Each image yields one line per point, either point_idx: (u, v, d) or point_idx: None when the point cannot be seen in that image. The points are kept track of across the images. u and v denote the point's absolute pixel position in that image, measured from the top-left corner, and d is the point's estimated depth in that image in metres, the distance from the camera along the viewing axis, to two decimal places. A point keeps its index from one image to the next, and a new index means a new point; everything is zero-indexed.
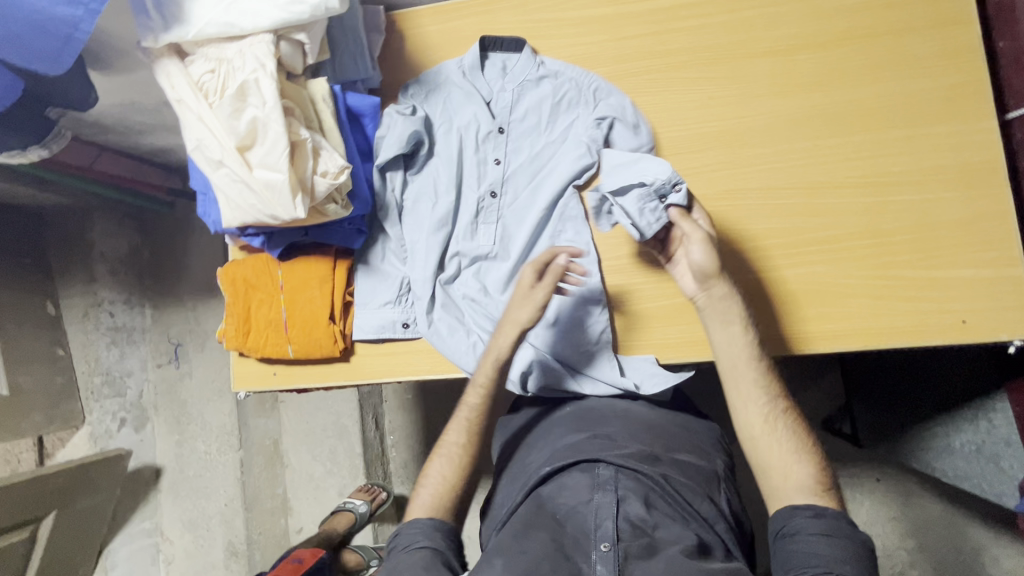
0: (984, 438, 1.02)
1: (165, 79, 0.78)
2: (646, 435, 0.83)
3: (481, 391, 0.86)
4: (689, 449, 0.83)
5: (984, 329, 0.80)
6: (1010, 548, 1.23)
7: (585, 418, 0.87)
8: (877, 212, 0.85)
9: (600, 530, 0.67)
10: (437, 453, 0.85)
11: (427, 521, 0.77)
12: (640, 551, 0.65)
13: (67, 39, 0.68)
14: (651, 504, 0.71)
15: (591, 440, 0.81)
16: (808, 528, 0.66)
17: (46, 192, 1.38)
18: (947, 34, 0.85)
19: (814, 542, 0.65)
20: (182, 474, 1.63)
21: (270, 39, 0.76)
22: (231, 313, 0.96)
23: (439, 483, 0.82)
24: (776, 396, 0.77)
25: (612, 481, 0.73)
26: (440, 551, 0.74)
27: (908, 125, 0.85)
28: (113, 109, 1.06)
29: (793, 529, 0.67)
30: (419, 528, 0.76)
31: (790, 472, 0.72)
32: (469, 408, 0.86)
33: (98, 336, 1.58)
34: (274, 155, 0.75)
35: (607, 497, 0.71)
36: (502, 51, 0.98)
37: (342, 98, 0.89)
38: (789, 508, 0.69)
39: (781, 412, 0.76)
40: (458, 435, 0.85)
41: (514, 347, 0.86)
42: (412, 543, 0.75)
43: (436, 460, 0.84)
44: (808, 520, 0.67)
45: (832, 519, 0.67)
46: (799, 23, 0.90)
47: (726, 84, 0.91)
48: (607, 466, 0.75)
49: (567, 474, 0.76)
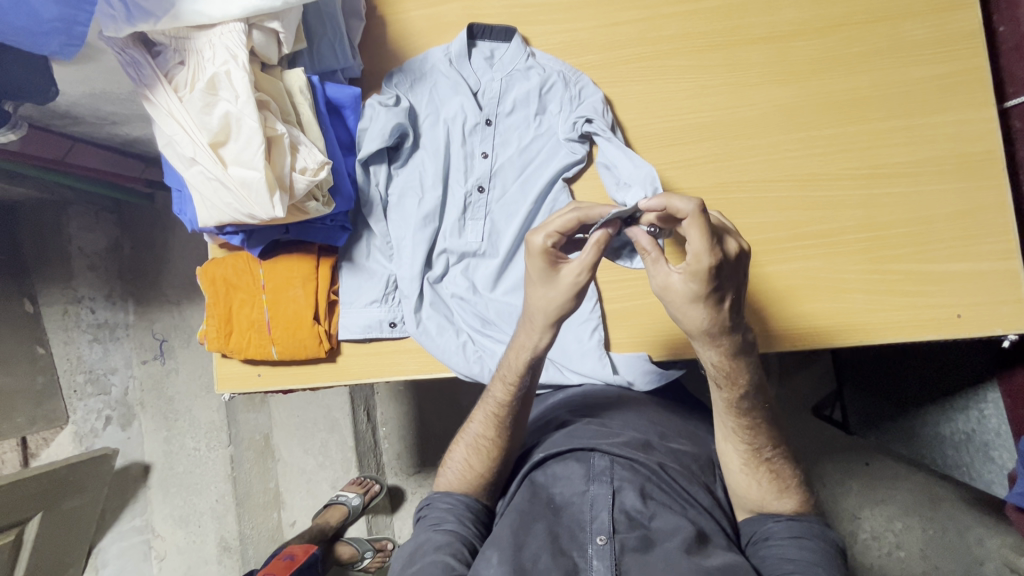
0: (974, 427, 1.03)
1: (131, 72, 0.74)
2: (642, 422, 0.81)
3: (511, 388, 0.78)
4: (682, 434, 0.82)
5: (978, 323, 0.79)
6: (995, 529, 1.25)
7: (579, 404, 0.86)
8: (873, 205, 0.83)
9: (597, 521, 0.67)
10: (461, 437, 0.82)
11: (456, 499, 0.77)
12: (637, 544, 0.65)
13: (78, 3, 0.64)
14: (648, 494, 0.70)
15: (587, 426, 0.79)
16: (778, 533, 0.69)
17: (18, 186, 1.32)
18: (947, 19, 0.83)
19: (785, 544, 0.68)
20: (172, 470, 1.61)
21: (242, 28, 0.73)
22: (211, 315, 0.93)
23: (463, 469, 0.79)
24: (761, 439, 0.73)
25: (608, 472, 0.71)
26: (469, 535, 0.74)
27: (906, 114, 0.83)
28: (83, 99, 1.01)
29: (764, 535, 0.70)
30: (452, 506, 0.76)
31: (767, 501, 0.73)
32: (495, 401, 0.79)
33: (80, 333, 1.55)
34: (249, 152, 0.72)
35: (603, 488, 0.70)
36: (490, 39, 0.94)
37: (320, 90, 0.85)
38: (758, 517, 0.73)
39: (764, 454, 0.73)
40: (485, 425, 0.79)
41: (540, 345, 0.75)
42: (441, 522, 0.75)
43: (460, 445, 0.81)
44: (779, 525, 0.70)
45: (801, 523, 0.70)
46: (796, 8, 0.86)
47: (720, 72, 0.88)
48: (602, 456, 0.73)
49: (561, 462, 0.74)
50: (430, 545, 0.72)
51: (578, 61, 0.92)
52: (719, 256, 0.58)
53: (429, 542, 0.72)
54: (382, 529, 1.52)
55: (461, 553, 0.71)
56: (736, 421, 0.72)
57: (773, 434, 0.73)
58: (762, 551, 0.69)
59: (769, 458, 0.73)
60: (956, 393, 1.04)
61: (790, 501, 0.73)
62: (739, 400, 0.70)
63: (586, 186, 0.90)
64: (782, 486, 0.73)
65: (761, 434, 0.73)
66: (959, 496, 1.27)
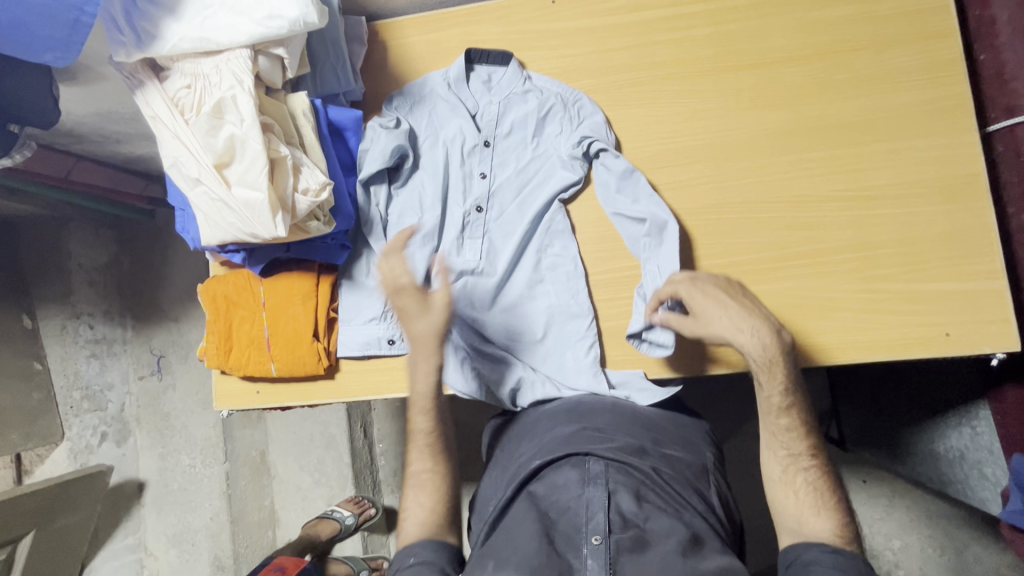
0: (967, 445, 1.02)
1: (139, 95, 0.76)
2: (637, 428, 0.83)
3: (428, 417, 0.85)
4: (682, 445, 0.84)
5: (968, 342, 0.80)
6: (992, 546, 1.25)
7: (578, 410, 0.85)
8: (861, 226, 0.85)
9: (592, 523, 0.66)
10: (410, 484, 0.84)
11: (419, 541, 0.77)
12: (631, 544, 0.64)
13: (74, 24, 0.66)
14: (642, 497, 0.70)
15: (582, 433, 0.80)
16: (820, 558, 0.68)
17: (22, 203, 1.33)
18: (929, 47, 0.86)
19: (826, 568, 0.67)
20: (166, 488, 1.59)
21: (248, 54, 0.75)
22: (211, 332, 0.94)
23: (424, 511, 0.81)
24: (799, 445, 0.78)
25: (603, 475, 0.72)
26: (442, 564, 0.74)
27: (892, 138, 0.86)
28: (89, 118, 1.04)
29: (805, 560, 0.69)
30: (412, 547, 0.76)
31: (802, 515, 0.74)
32: (421, 434, 0.85)
33: (78, 350, 1.55)
34: (253, 174, 0.74)
35: (598, 491, 0.69)
36: (488, 63, 0.96)
37: (323, 113, 0.87)
38: (802, 542, 0.72)
39: (803, 462, 0.77)
40: (422, 460, 0.85)
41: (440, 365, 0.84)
42: (406, 562, 0.74)
43: (412, 492, 0.83)
44: (820, 553, 0.69)
45: (846, 554, 0.68)
46: (784, 36, 0.90)
47: (711, 97, 0.90)
48: (597, 460, 0.74)
49: (557, 470, 0.75)
50: None
51: (575, 85, 0.94)
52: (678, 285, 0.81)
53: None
54: (377, 548, 1.51)
55: None
56: (779, 421, 0.79)
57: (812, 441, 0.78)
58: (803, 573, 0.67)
59: (806, 468, 0.77)
60: (948, 410, 1.05)
61: (829, 522, 0.73)
62: (788, 395, 0.78)
63: (581, 207, 0.92)
64: (819, 502, 0.75)
65: (801, 439, 0.78)
66: (955, 514, 1.27)
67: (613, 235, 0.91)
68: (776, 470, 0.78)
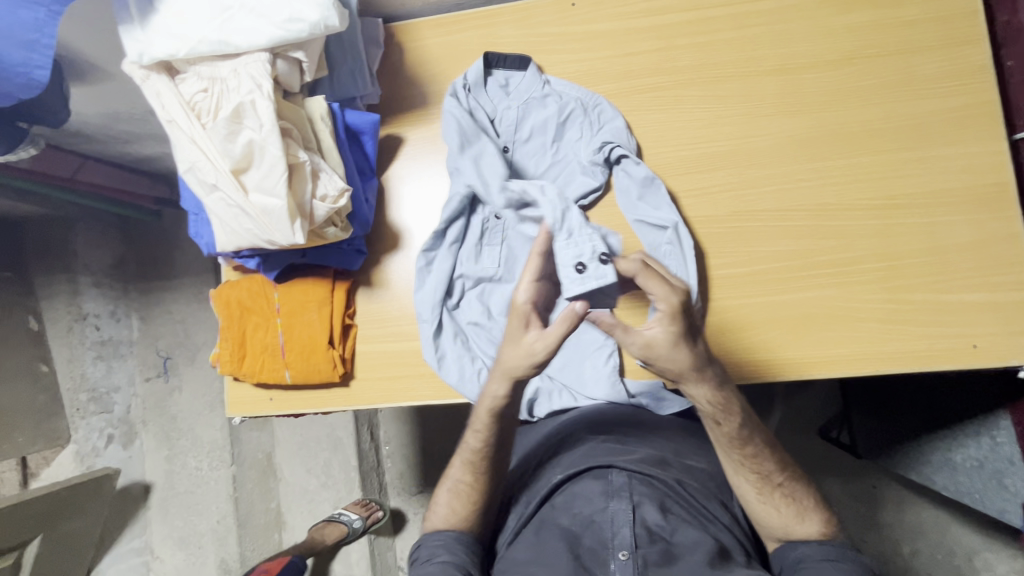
0: (986, 455, 1.01)
1: (154, 98, 0.74)
2: (657, 437, 0.81)
3: (481, 435, 0.78)
4: (701, 451, 0.81)
5: (994, 354, 0.79)
6: (1006, 554, 1.24)
7: (596, 420, 0.84)
8: (886, 235, 0.84)
9: (618, 537, 0.66)
10: (442, 483, 0.81)
11: (445, 535, 0.76)
12: (658, 558, 0.65)
13: (33, 44, 0.66)
14: (667, 510, 0.70)
15: (604, 444, 0.79)
16: (813, 556, 0.69)
17: (29, 203, 1.32)
18: (957, 54, 0.85)
19: (820, 565, 0.67)
20: (172, 490, 1.58)
21: (267, 58, 0.73)
22: (224, 338, 0.93)
23: (447, 513, 0.78)
24: (768, 466, 0.72)
25: (626, 488, 0.71)
26: (465, 564, 0.72)
27: (918, 146, 0.84)
28: (98, 118, 1.02)
29: (798, 558, 0.70)
30: (443, 541, 0.75)
31: (790, 523, 0.72)
32: (469, 449, 0.79)
33: (84, 351, 1.54)
34: (272, 180, 0.72)
35: (623, 505, 0.69)
36: (506, 67, 0.95)
37: (340, 116, 0.86)
38: (791, 541, 0.72)
39: (775, 479, 0.72)
40: (463, 470, 0.79)
41: (507, 394, 0.76)
42: (433, 556, 0.73)
43: (441, 490, 0.80)
44: (813, 548, 0.70)
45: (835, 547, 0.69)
46: (808, 41, 0.88)
47: (734, 102, 0.89)
48: (620, 472, 0.73)
49: (579, 482, 0.74)
50: None
51: (595, 89, 0.93)
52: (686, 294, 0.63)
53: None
54: (384, 551, 1.48)
55: None
56: (735, 452, 0.72)
57: (778, 456, 0.73)
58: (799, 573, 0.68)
59: (781, 483, 0.73)
60: (966, 420, 1.03)
61: (814, 524, 0.72)
62: (738, 430, 0.71)
63: (602, 213, 0.90)
64: (800, 508, 0.72)
65: (767, 461, 0.72)
66: (969, 521, 1.26)
67: (634, 242, 0.89)
68: (751, 494, 0.73)
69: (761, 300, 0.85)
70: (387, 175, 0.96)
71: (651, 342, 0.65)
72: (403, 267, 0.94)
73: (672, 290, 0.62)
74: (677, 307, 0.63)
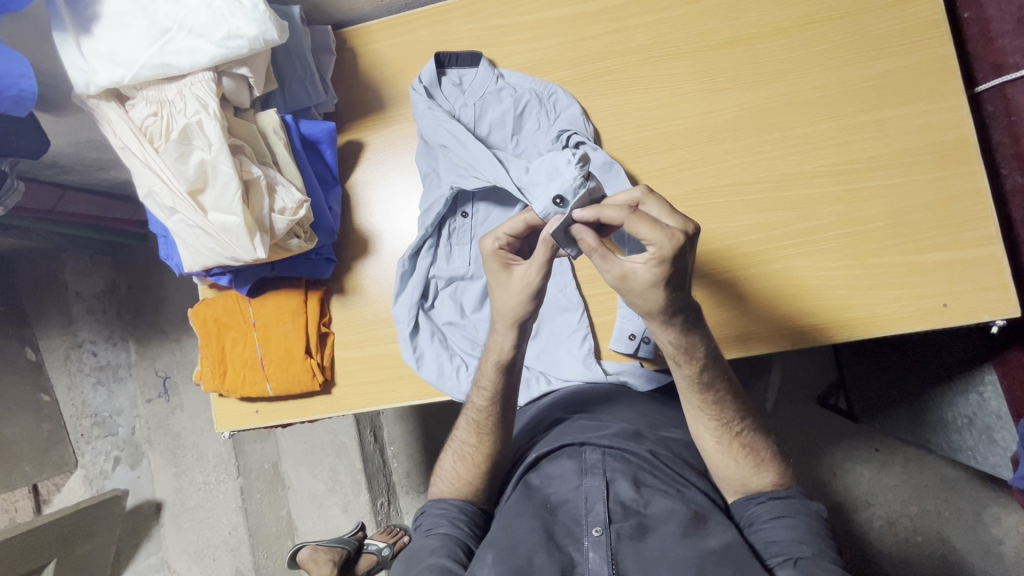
0: (975, 410, 1.00)
1: (107, 128, 0.75)
2: (631, 413, 0.81)
3: (486, 393, 0.78)
4: (671, 422, 0.81)
5: (967, 310, 0.78)
6: (1011, 507, 1.23)
7: (572, 401, 0.85)
8: (851, 200, 0.83)
9: (592, 514, 0.67)
10: (449, 447, 0.82)
11: (449, 504, 0.77)
12: (632, 531, 0.65)
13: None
14: (641, 483, 0.70)
15: (577, 422, 0.80)
16: (761, 516, 0.70)
17: (16, 239, 1.34)
18: (909, 10, 0.83)
19: (768, 527, 0.68)
20: (183, 506, 1.60)
21: (211, 77, 0.74)
22: (204, 356, 0.95)
23: (453, 478, 0.79)
24: (728, 413, 0.73)
25: (599, 464, 0.71)
26: (463, 537, 0.74)
27: (878, 107, 0.83)
28: (69, 149, 1.04)
29: (749, 521, 0.71)
30: (444, 511, 0.76)
31: (746, 477, 0.73)
32: (476, 408, 0.79)
33: (83, 377, 1.57)
34: (227, 198, 0.74)
35: (596, 481, 0.69)
36: (458, 66, 0.92)
37: (294, 128, 0.87)
38: (743, 499, 0.73)
39: (733, 428, 0.73)
40: (469, 432, 0.80)
41: (518, 342, 0.74)
42: (433, 527, 0.75)
43: (449, 454, 0.81)
44: (761, 508, 0.70)
45: (784, 501, 0.70)
46: (759, 11, 0.87)
47: (687, 79, 0.88)
48: (593, 450, 0.73)
49: (553, 461, 0.74)
50: (426, 551, 0.72)
51: (549, 78, 0.93)
52: (682, 242, 0.58)
53: (423, 549, 0.72)
54: None
55: (455, 553, 0.71)
56: (695, 396, 0.72)
57: (739, 406, 0.73)
58: (751, 537, 0.69)
59: (740, 433, 0.73)
60: (955, 376, 1.02)
61: (770, 475, 0.73)
62: (700, 373, 0.70)
63: None
64: (757, 459, 0.73)
65: (727, 407, 0.73)
66: (974, 477, 1.26)
67: None
68: (703, 437, 0.74)
69: (728, 276, 0.85)
70: (353, 182, 0.97)
71: (629, 280, 0.59)
72: (377, 272, 0.94)
73: (664, 236, 0.57)
74: (667, 254, 0.57)
